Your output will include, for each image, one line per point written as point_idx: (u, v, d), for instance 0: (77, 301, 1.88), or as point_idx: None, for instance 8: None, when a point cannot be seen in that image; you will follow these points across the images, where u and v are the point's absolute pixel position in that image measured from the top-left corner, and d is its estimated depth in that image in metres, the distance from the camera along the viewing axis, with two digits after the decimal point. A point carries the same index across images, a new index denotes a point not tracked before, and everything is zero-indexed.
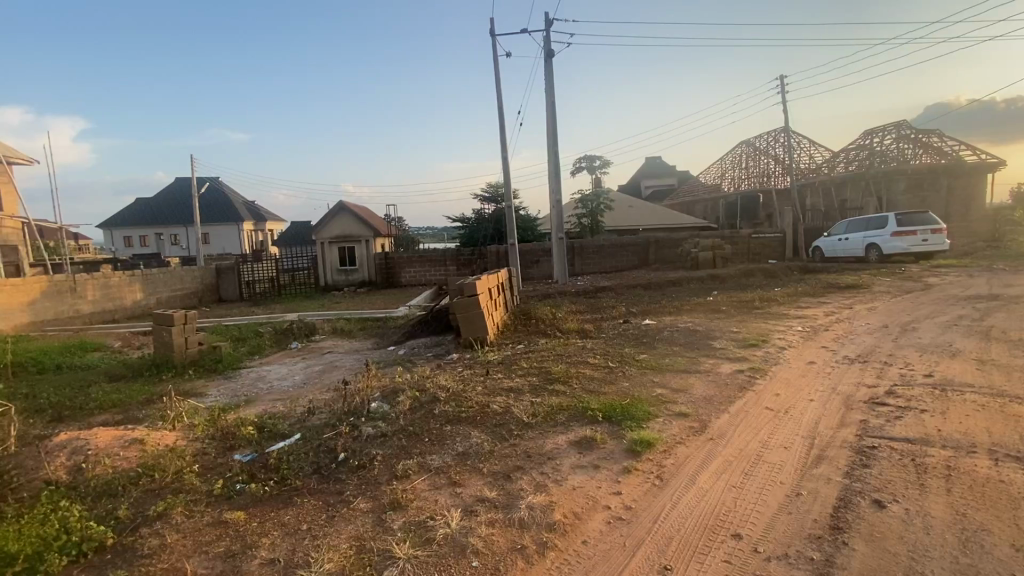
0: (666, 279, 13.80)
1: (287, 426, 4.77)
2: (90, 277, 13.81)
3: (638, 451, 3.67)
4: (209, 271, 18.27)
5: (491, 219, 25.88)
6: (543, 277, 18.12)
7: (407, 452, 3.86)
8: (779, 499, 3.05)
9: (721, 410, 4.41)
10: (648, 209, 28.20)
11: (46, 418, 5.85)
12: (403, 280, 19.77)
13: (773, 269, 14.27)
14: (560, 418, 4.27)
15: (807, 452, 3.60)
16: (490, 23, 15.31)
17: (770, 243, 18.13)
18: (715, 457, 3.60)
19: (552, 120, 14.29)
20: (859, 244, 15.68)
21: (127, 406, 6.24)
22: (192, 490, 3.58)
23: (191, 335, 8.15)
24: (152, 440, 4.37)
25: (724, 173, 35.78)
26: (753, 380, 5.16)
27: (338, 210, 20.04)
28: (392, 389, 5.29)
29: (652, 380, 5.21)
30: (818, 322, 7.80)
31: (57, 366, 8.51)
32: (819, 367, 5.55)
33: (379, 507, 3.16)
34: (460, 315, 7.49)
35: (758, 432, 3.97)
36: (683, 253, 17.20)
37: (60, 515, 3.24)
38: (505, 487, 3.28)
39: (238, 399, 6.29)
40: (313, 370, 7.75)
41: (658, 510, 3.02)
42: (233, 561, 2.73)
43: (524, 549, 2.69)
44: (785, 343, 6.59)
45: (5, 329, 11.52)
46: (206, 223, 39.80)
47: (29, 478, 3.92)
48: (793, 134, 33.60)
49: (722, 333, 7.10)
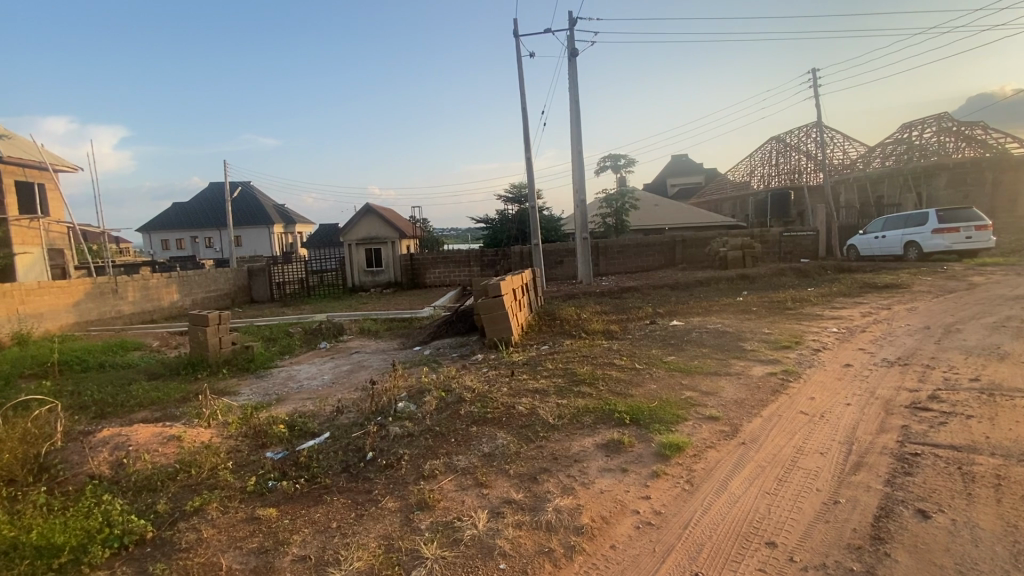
0: (693, 279, 13.56)
1: (316, 425, 4.85)
2: (130, 279, 14.35)
3: (667, 454, 3.61)
4: (241, 273, 18.80)
5: (514, 220, 25.98)
6: (567, 277, 18.03)
7: (434, 452, 3.89)
8: (816, 506, 2.95)
9: (753, 413, 4.30)
10: (674, 208, 27.75)
11: (90, 414, 6.11)
12: (428, 281, 19.97)
13: (806, 268, 13.86)
14: (587, 420, 4.22)
15: (845, 459, 3.47)
16: (514, 24, 15.28)
17: (802, 242, 17.60)
18: (748, 462, 3.51)
19: (577, 118, 14.20)
20: (898, 242, 15.09)
21: (165, 403, 6.47)
22: (226, 486, 3.68)
23: (224, 335, 8.39)
24: (187, 437, 4.50)
25: (753, 170, 35.12)
26: (787, 383, 5.01)
27: (365, 211, 20.40)
28: (419, 389, 5.34)
29: (681, 382, 5.11)
30: (855, 323, 7.50)
31: (99, 364, 8.85)
32: (856, 370, 5.35)
33: (407, 506, 3.18)
34: (484, 316, 7.51)
35: (794, 437, 3.84)
36: (710, 253, 16.86)
37: (104, 509, 3.36)
38: (532, 489, 3.26)
39: (268, 398, 6.41)
40: (342, 369, 7.87)
41: (689, 516, 2.95)
42: (267, 557, 2.79)
43: (552, 553, 2.67)
44: (820, 344, 6.40)
45: (52, 329, 12.09)
46: (238, 226, 41.01)
47: (75, 472, 4.10)
48: (826, 129, 32.74)
49: (753, 334, 6.95)
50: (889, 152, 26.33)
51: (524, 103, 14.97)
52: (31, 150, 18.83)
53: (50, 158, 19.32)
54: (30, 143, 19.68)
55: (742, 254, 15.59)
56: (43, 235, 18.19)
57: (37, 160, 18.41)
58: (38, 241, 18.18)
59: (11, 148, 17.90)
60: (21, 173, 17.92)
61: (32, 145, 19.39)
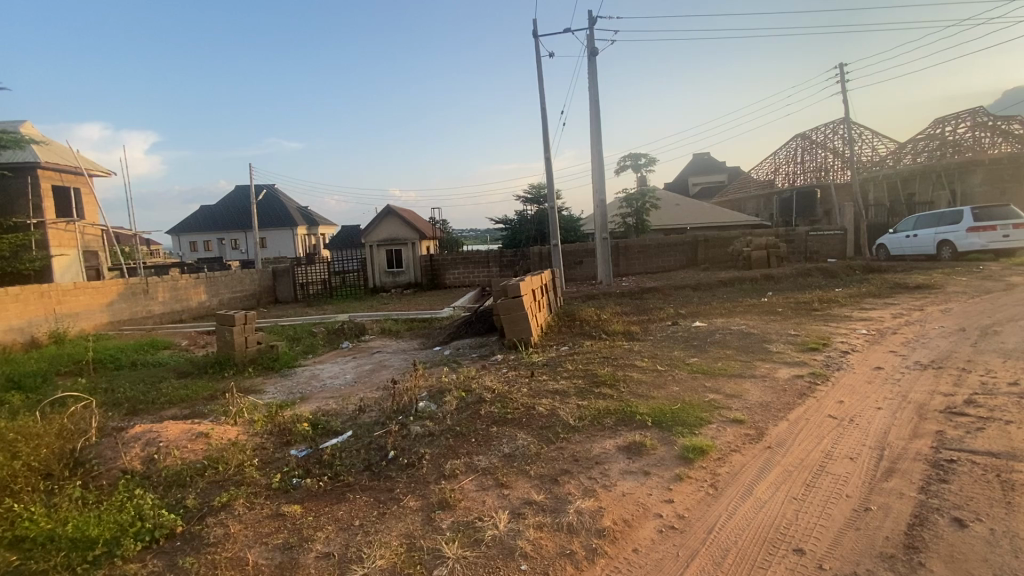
0: (716, 279, 13.34)
1: (339, 423, 4.92)
2: (160, 280, 14.77)
3: (690, 458, 3.55)
4: (266, 274, 19.19)
5: (533, 220, 25.98)
6: (587, 278, 17.94)
7: (455, 452, 3.90)
8: (846, 513, 2.87)
9: (779, 417, 4.21)
10: (696, 207, 27.35)
11: (122, 410, 6.31)
12: (448, 281, 20.11)
13: (833, 268, 13.52)
14: (608, 422, 4.19)
15: (877, 464, 3.37)
16: (534, 25, 15.30)
17: (830, 241, 17.14)
18: (774, 466, 3.44)
19: (596, 117, 14.12)
20: (930, 241, 14.62)
21: (193, 401, 6.63)
22: (253, 482, 3.75)
23: (250, 335, 8.56)
24: (215, 434, 4.61)
25: (778, 168, 34.44)
26: (814, 386, 4.89)
27: (386, 213, 20.59)
28: (439, 389, 5.37)
29: (704, 385, 5.02)
30: (886, 325, 7.28)
31: (131, 362, 9.13)
32: (887, 373, 5.19)
33: (428, 506, 3.20)
34: (504, 317, 7.51)
35: (822, 441, 3.75)
36: (734, 252, 16.55)
37: (136, 503, 3.47)
38: (553, 491, 3.25)
39: (292, 397, 6.51)
40: (363, 369, 7.94)
41: (713, 520, 2.90)
42: (292, 553, 2.83)
43: (574, 555, 2.65)
44: (848, 347, 6.23)
45: (86, 328, 12.52)
46: (263, 228, 41.88)
47: (109, 466, 4.24)
48: (853, 125, 31.90)
49: (778, 336, 6.80)
50: (921, 148, 25.47)
51: (543, 103, 14.94)
52: (67, 156, 19.52)
53: (85, 163, 20.00)
54: (67, 149, 20.42)
55: (766, 254, 15.32)
56: (78, 238, 18.85)
57: (73, 165, 19.06)
58: (73, 243, 18.85)
59: (49, 154, 18.62)
60: (59, 178, 18.60)
61: (69, 151, 20.11)
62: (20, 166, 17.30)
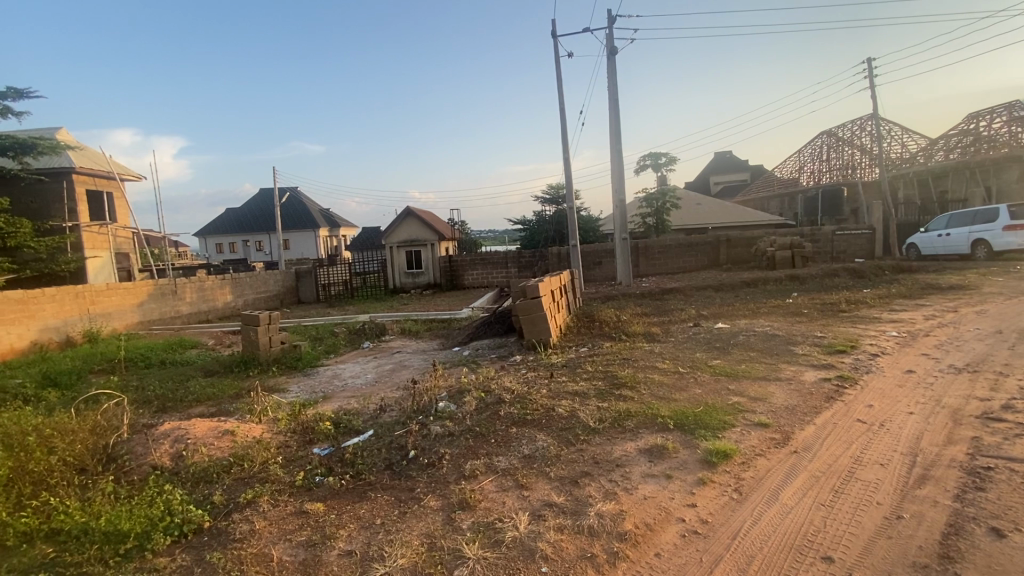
0: (739, 280, 13.12)
1: (360, 422, 4.98)
2: (188, 280, 15.16)
3: (713, 462, 3.49)
4: (290, 274, 19.55)
5: (552, 221, 25.91)
6: (606, 278, 17.82)
7: (475, 452, 3.91)
8: (876, 521, 2.79)
9: (805, 421, 4.11)
10: (718, 206, 26.93)
11: (152, 408, 6.49)
12: (467, 281, 20.20)
13: (861, 268, 13.16)
14: (629, 424, 4.14)
15: (908, 471, 3.26)
16: (553, 24, 15.26)
17: (858, 241, 16.69)
18: (801, 472, 3.35)
19: (615, 116, 14.01)
20: (964, 240, 14.14)
21: (219, 399, 6.79)
22: (277, 480, 3.82)
23: (274, 335, 8.72)
24: (240, 432, 4.71)
25: (803, 167, 33.73)
26: (842, 390, 4.76)
27: (405, 215, 20.79)
28: (459, 389, 5.40)
29: (727, 387, 4.93)
30: (917, 327, 7.05)
31: (160, 361, 9.39)
32: (919, 377, 5.02)
33: (448, 506, 3.21)
34: (522, 318, 7.50)
35: (850, 447, 3.65)
36: (757, 252, 16.24)
37: (166, 498, 3.57)
38: (574, 493, 3.23)
39: (315, 396, 6.63)
40: (384, 369, 8.02)
41: (738, 526, 2.85)
42: (315, 550, 2.87)
43: (595, 559, 2.63)
44: (878, 349, 6.05)
45: (118, 328, 12.94)
46: (287, 230, 42.71)
47: (140, 462, 4.37)
48: (882, 121, 31.00)
49: (804, 338, 6.64)
50: (953, 144, 24.62)
51: (562, 103, 14.88)
52: (100, 162, 20.16)
53: (117, 168, 20.63)
54: (100, 154, 21.13)
55: (791, 254, 15.00)
56: (111, 240, 19.48)
57: (106, 170, 19.68)
58: (106, 245, 19.50)
59: (84, 160, 19.29)
60: (93, 183, 19.21)
61: (102, 157, 20.81)
62: (56, 171, 17.91)
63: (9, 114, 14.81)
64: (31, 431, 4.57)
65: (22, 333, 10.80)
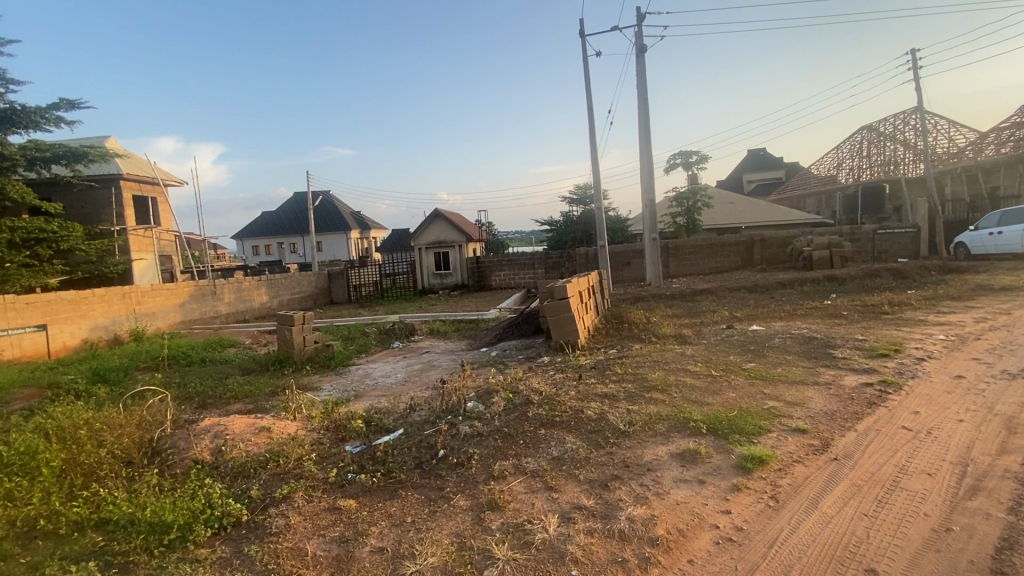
0: (774, 280, 12.78)
1: (391, 421, 5.06)
2: (226, 281, 15.72)
3: (749, 467, 3.41)
4: (322, 275, 20.01)
5: (580, 221, 25.78)
6: (635, 279, 17.60)
7: (503, 453, 3.92)
8: (924, 533, 2.66)
9: (846, 427, 3.96)
10: (752, 205, 26.22)
11: (194, 404, 6.76)
12: (493, 283, 20.27)
13: (906, 269, 12.58)
14: (660, 428, 4.08)
15: (958, 481, 3.10)
16: (581, 24, 15.15)
17: (901, 240, 15.96)
18: (841, 480, 3.24)
19: (644, 114, 13.82)
20: (1017, 239, 13.40)
21: (256, 396, 7.01)
22: (311, 476, 3.92)
23: (308, 334, 8.94)
24: (276, 428, 4.84)
25: (842, 163, 32.56)
26: (885, 396, 4.56)
27: (434, 217, 21.01)
28: (487, 390, 5.43)
29: (762, 391, 4.79)
30: (967, 330, 6.69)
31: (201, 358, 9.77)
32: (969, 382, 4.77)
33: (478, 506, 3.23)
34: (550, 319, 7.47)
35: (895, 455, 3.50)
36: (793, 252, 15.75)
37: (207, 491, 3.70)
38: (604, 496, 3.20)
39: (347, 394, 6.78)
40: (413, 369, 8.13)
41: (774, 534, 2.77)
42: (347, 546, 2.93)
43: (626, 563, 2.60)
44: (924, 353, 5.79)
45: (162, 326, 13.52)
46: (319, 233, 43.73)
47: (182, 456, 4.54)
48: (927, 114, 29.56)
49: (844, 341, 6.41)
50: (1006, 137, 23.28)
51: (590, 103, 14.76)
52: (145, 168, 21.10)
53: (161, 174, 21.56)
54: (145, 161, 22.08)
55: (829, 254, 14.50)
56: (154, 243, 20.34)
57: (151, 176, 20.58)
58: (150, 248, 20.38)
59: (130, 167, 20.23)
60: (138, 188, 20.10)
61: (147, 163, 21.78)
62: (106, 178, 18.83)
63: (61, 124, 15.63)
64: (83, 425, 4.81)
65: (73, 332, 11.40)
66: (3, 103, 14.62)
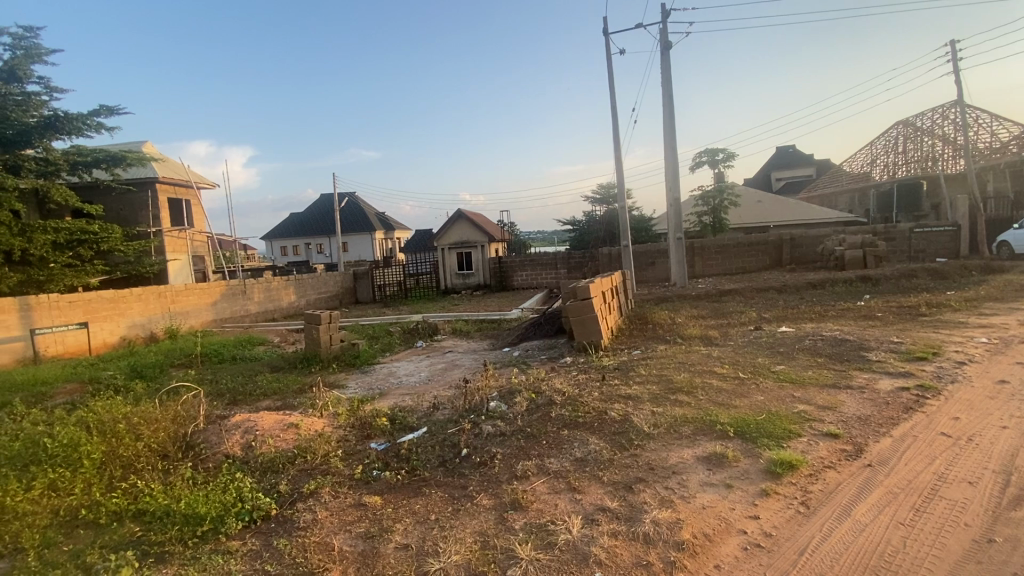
0: (804, 280, 12.46)
1: (414, 420, 5.10)
2: (256, 281, 16.14)
3: (778, 472, 3.32)
4: (348, 275, 20.35)
5: (603, 221, 25.56)
6: (659, 279, 17.38)
7: (526, 453, 3.92)
8: (963, 543, 2.56)
9: (880, 432, 3.84)
10: (781, 203, 25.59)
11: (225, 400, 6.95)
12: (516, 283, 20.29)
13: (944, 269, 12.09)
14: (685, 431, 4.02)
15: (1001, 491, 2.97)
16: (604, 22, 15.01)
17: (940, 238, 15.38)
18: (876, 487, 3.13)
19: (669, 112, 13.63)
20: None
21: (284, 393, 7.19)
22: (337, 472, 3.99)
23: (334, 333, 9.10)
24: (304, 425, 4.95)
25: (876, 159, 31.47)
26: (923, 400, 4.40)
27: (457, 217, 21.17)
28: (509, 390, 5.43)
29: (791, 395, 4.67)
30: (1011, 333, 6.39)
31: (231, 356, 10.04)
32: (1013, 387, 4.56)
33: (501, 505, 3.24)
34: (573, 319, 7.42)
35: (933, 462, 3.36)
36: (825, 252, 15.31)
37: (237, 485, 3.81)
38: (628, 499, 3.17)
39: (372, 392, 6.88)
40: (436, 368, 8.20)
41: (806, 541, 2.69)
42: (373, 542, 2.97)
43: (650, 567, 2.57)
44: (965, 357, 5.54)
45: (195, 325, 13.95)
46: (345, 233, 44.51)
47: (214, 450, 4.68)
48: (967, 108, 28.36)
49: (880, 343, 6.18)
50: None
51: (614, 101, 14.62)
52: (180, 172, 21.83)
53: (195, 177, 22.24)
54: (179, 164, 22.83)
55: (862, 253, 14.04)
56: (188, 244, 21.01)
57: (185, 179, 21.25)
58: (184, 248, 21.06)
59: (166, 170, 20.92)
60: (173, 191, 20.78)
61: (181, 167, 22.50)
62: (142, 181, 19.56)
63: (101, 130, 16.29)
64: (122, 419, 4.99)
65: (113, 329, 11.86)
66: (47, 111, 15.30)
